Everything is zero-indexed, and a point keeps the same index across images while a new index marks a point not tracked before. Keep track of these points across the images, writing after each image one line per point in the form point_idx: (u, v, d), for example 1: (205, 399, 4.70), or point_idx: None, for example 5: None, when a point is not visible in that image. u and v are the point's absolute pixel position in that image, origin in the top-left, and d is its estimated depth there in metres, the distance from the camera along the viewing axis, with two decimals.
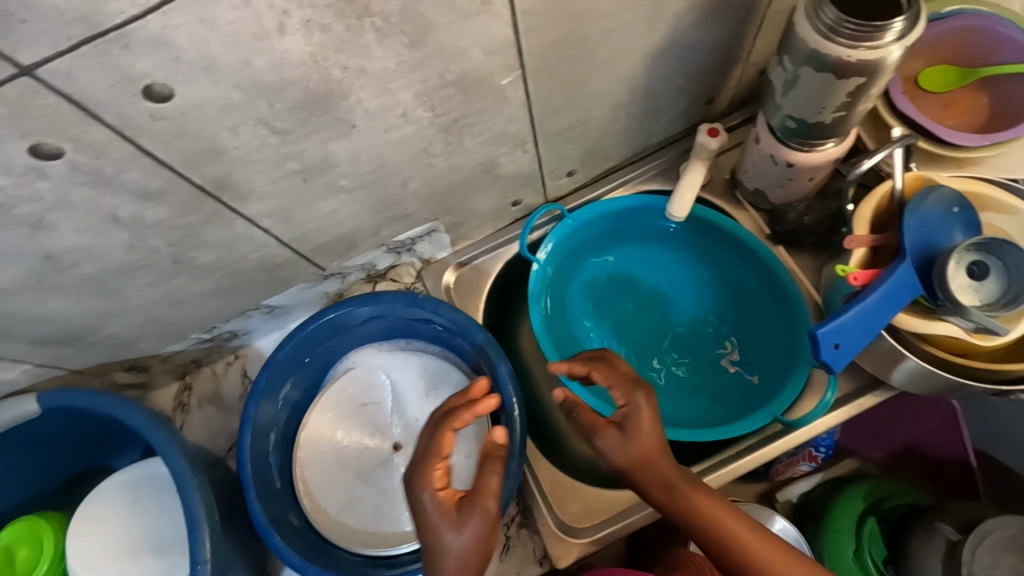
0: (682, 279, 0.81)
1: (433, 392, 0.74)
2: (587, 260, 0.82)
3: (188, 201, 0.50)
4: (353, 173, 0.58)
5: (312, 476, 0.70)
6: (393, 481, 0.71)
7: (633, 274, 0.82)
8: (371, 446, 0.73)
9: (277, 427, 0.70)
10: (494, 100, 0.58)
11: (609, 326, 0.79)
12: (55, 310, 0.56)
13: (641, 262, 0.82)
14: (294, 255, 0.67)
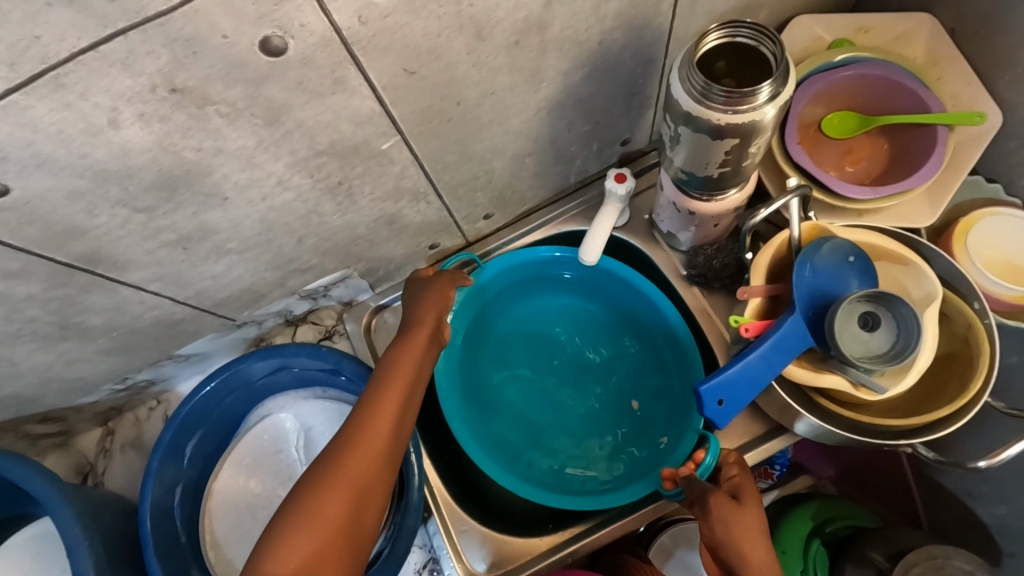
0: (591, 335, 0.82)
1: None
2: (500, 314, 0.82)
3: (58, 275, 0.51)
4: (239, 237, 0.58)
5: (219, 528, 0.73)
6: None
7: (546, 327, 0.82)
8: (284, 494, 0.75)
9: (184, 480, 0.71)
10: (378, 163, 0.58)
11: (519, 382, 0.80)
12: None
13: (553, 316, 0.83)
14: (196, 310, 0.67)
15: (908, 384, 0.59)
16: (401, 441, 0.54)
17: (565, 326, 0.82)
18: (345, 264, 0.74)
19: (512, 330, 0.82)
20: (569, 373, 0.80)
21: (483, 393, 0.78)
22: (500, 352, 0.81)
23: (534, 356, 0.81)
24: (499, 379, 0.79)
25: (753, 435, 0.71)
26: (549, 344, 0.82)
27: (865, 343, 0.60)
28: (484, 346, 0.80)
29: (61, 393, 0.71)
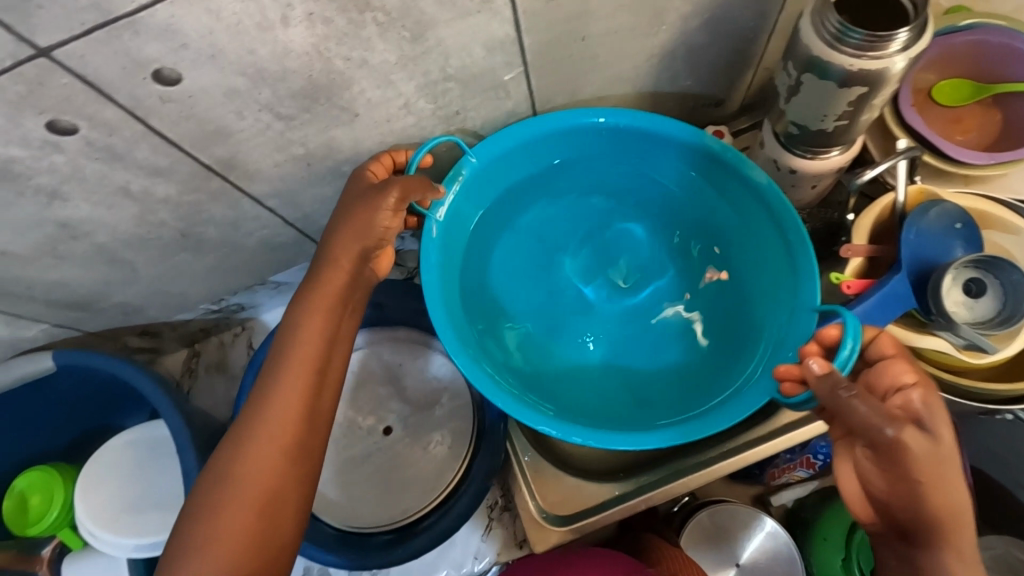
0: (611, 252, 0.69)
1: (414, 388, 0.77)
2: (494, 226, 0.68)
3: (194, 178, 0.53)
4: (356, 159, 0.60)
5: None
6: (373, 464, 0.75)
7: (550, 241, 0.69)
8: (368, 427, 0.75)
9: None
10: (495, 95, 0.59)
11: (515, 311, 0.66)
12: (69, 276, 0.60)
13: (558, 228, 0.69)
14: (298, 235, 0.69)
15: (1013, 350, 0.58)
16: (314, 437, 0.51)
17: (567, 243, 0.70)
18: None
19: (505, 245, 0.68)
20: (578, 303, 0.67)
21: (478, 314, 0.64)
22: (490, 275, 0.67)
23: (533, 274, 0.68)
24: (489, 302, 0.66)
25: None
26: (556, 268, 0.69)
27: (970, 308, 0.60)
28: (474, 266, 0.66)
29: (163, 308, 0.74)
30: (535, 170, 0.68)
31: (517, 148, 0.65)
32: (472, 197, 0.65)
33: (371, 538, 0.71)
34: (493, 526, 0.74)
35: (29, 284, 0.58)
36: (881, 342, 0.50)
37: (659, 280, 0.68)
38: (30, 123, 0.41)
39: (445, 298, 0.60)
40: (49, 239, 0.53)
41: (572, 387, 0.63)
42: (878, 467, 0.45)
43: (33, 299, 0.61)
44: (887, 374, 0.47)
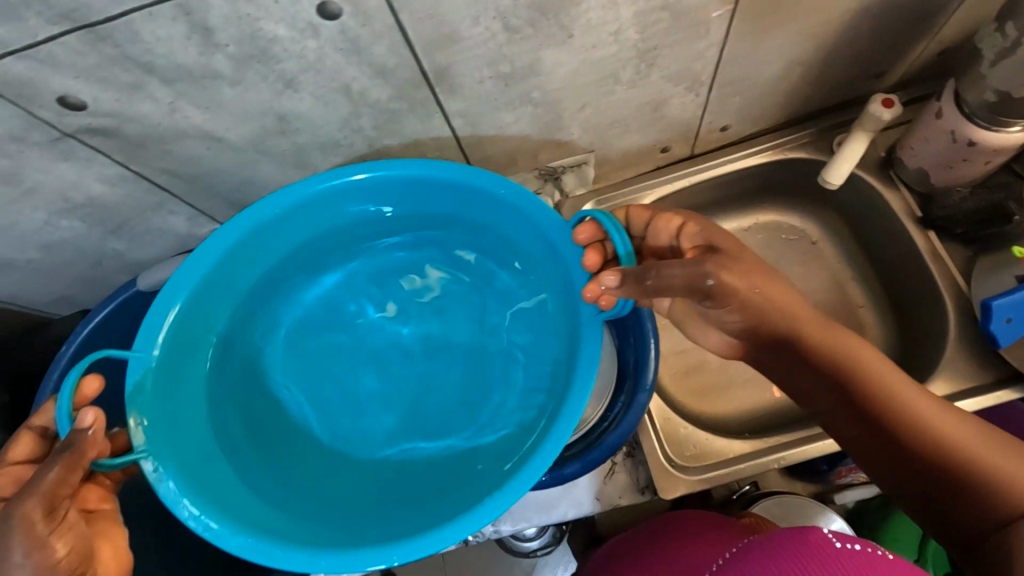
0: (368, 307, 0.71)
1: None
2: (253, 328, 0.68)
3: (407, 84, 0.54)
4: (547, 86, 0.60)
5: None
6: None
7: (310, 371, 0.69)
8: None
9: None
10: (695, 33, 0.59)
11: (280, 413, 0.67)
12: (259, 174, 0.62)
13: (321, 321, 0.71)
14: (463, 162, 0.70)
15: None
16: None
17: (348, 309, 0.72)
18: (593, 147, 0.76)
19: (231, 335, 0.66)
20: (356, 346, 0.70)
21: (280, 471, 0.63)
22: (249, 366, 0.67)
23: (313, 381, 0.69)
24: (211, 433, 0.61)
25: (977, 381, 0.71)
26: (332, 342, 0.70)
27: None
28: (229, 345, 0.66)
29: None
30: (289, 243, 0.67)
31: (270, 223, 0.62)
32: (206, 306, 0.62)
33: None
34: (617, 471, 0.74)
35: (224, 177, 0.61)
36: (659, 223, 0.57)
37: (434, 366, 0.69)
38: (305, 2, 0.42)
39: (173, 455, 0.55)
40: (262, 132, 0.55)
41: (301, 499, 0.61)
42: (884, 378, 0.52)
43: (219, 195, 0.64)
44: (661, 233, 0.57)
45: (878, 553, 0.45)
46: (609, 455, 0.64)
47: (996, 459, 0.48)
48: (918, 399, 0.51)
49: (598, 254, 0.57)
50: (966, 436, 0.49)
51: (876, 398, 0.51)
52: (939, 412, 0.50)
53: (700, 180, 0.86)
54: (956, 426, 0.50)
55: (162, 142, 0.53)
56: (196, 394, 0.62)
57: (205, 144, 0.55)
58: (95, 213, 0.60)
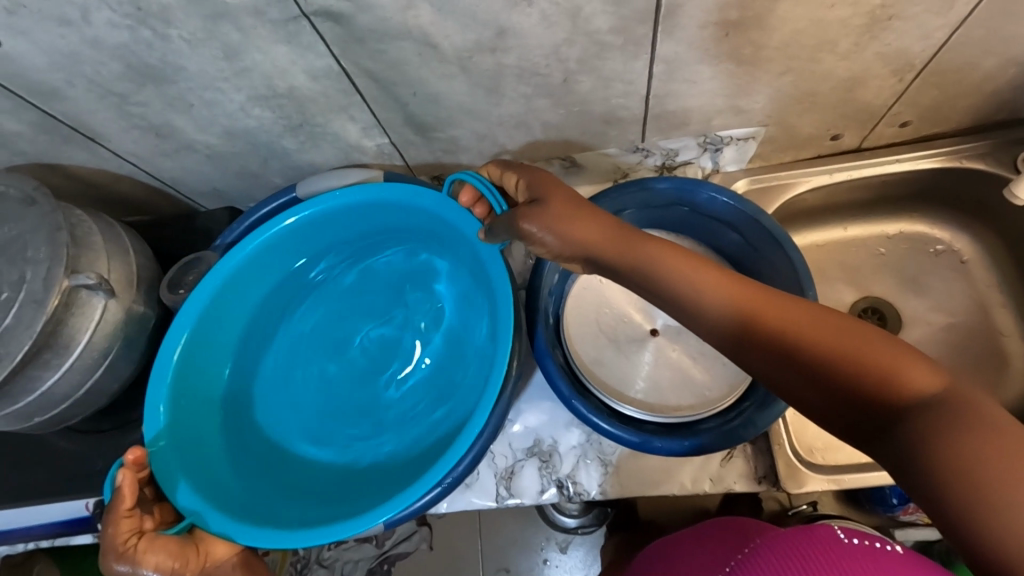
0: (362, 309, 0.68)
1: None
2: (245, 372, 0.66)
3: (635, 17, 0.52)
4: (763, 42, 0.58)
5: (575, 328, 0.75)
6: (639, 358, 0.74)
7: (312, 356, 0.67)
8: (636, 322, 0.76)
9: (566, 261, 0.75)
10: (937, 7, 0.55)
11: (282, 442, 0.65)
12: (449, 92, 0.61)
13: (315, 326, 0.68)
14: (638, 114, 0.68)
15: None
16: None
17: (327, 299, 0.68)
18: (767, 121, 0.73)
19: (237, 386, 0.66)
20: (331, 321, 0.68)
21: (297, 478, 0.63)
22: (251, 418, 0.65)
23: (298, 393, 0.66)
24: (247, 470, 0.62)
25: None
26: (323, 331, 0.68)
27: None
28: (229, 393, 0.65)
29: (472, 156, 0.75)
30: (251, 292, 0.66)
31: (230, 277, 0.63)
32: (201, 346, 0.62)
33: (642, 425, 0.69)
34: (734, 456, 0.72)
35: (415, 90, 0.60)
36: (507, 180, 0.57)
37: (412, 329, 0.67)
38: None
39: (206, 493, 0.56)
40: (476, 45, 0.54)
41: (327, 489, 0.61)
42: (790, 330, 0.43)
43: (402, 108, 0.63)
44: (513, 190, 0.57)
45: (887, 548, 0.45)
46: (752, 433, 0.62)
47: (874, 351, 0.40)
48: (814, 327, 0.43)
49: (486, 207, 0.59)
50: (877, 348, 0.40)
51: (798, 337, 0.43)
52: (847, 331, 0.42)
53: (860, 176, 0.82)
54: (874, 350, 0.40)
55: (381, 40, 0.52)
56: (220, 438, 0.62)
57: (418, 50, 0.54)
58: (287, 105, 0.60)
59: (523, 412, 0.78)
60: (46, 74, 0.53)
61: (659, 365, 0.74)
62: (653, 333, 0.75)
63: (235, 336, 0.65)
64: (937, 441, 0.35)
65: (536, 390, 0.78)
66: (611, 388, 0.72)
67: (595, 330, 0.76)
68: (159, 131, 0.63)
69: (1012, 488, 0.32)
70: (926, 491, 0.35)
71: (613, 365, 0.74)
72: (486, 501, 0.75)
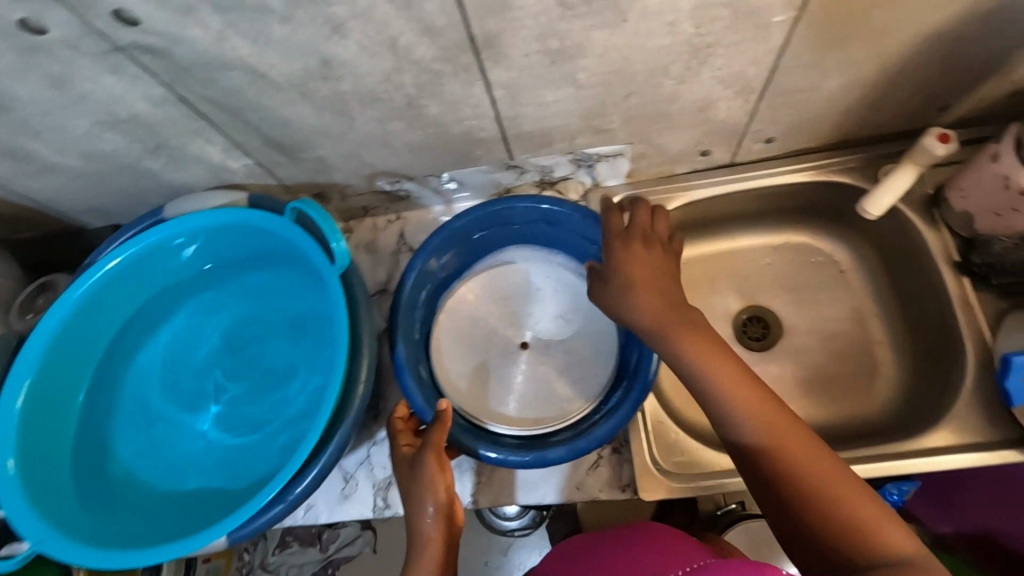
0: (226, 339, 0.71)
1: (564, 311, 0.78)
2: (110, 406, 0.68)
3: (454, 47, 0.54)
4: (594, 69, 0.59)
5: (445, 340, 0.76)
6: (512, 372, 0.76)
7: (176, 381, 0.70)
8: (507, 335, 0.77)
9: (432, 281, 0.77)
10: (754, 35, 0.57)
11: (141, 468, 0.67)
12: (296, 116, 0.62)
13: (180, 358, 0.71)
14: (497, 134, 0.70)
15: None
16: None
17: (199, 324, 0.72)
18: (632, 139, 0.75)
19: (93, 414, 0.67)
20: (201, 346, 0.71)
21: (157, 506, 0.64)
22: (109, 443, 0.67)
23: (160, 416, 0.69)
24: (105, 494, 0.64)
25: (980, 437, 0.69)
26: (188, 356, 0.71)
27: None
28: (88, 420, 0.67)
29: (346, 175, 0.76)
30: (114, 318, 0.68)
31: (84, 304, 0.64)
32: (55, 375, 0.64)
33: (500, 438, 0.72)
34: (601, 464, 0.75)
35: (261, 114, 0.61)
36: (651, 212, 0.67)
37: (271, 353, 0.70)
38: None
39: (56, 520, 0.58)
40: (305, 73, 0.56)
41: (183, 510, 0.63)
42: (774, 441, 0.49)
43: (255, 131, 0.64)
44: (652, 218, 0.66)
45: None
46: (594, 447, 0.65)
47: (850, 499, 0.45)
48: (809, 453, 0.48)
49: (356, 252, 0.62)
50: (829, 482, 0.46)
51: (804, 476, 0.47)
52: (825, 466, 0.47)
53: (735, 190, 0.84)
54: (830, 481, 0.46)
55: (207, 69, 0.54)
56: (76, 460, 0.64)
57: (248, 78, 0.55)
58: (136, 130, 0.62)
59: None
60: None
61: (530, 379, 0.75)
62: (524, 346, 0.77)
63: (98, 363, 0.68)
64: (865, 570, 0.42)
65: None
66: (478, 406, 0.73)
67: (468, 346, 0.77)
68: (15, 155, 0.64)
69: None
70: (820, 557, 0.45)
71: (486, 381, 0.75)
72: (364, 512, 0.77)
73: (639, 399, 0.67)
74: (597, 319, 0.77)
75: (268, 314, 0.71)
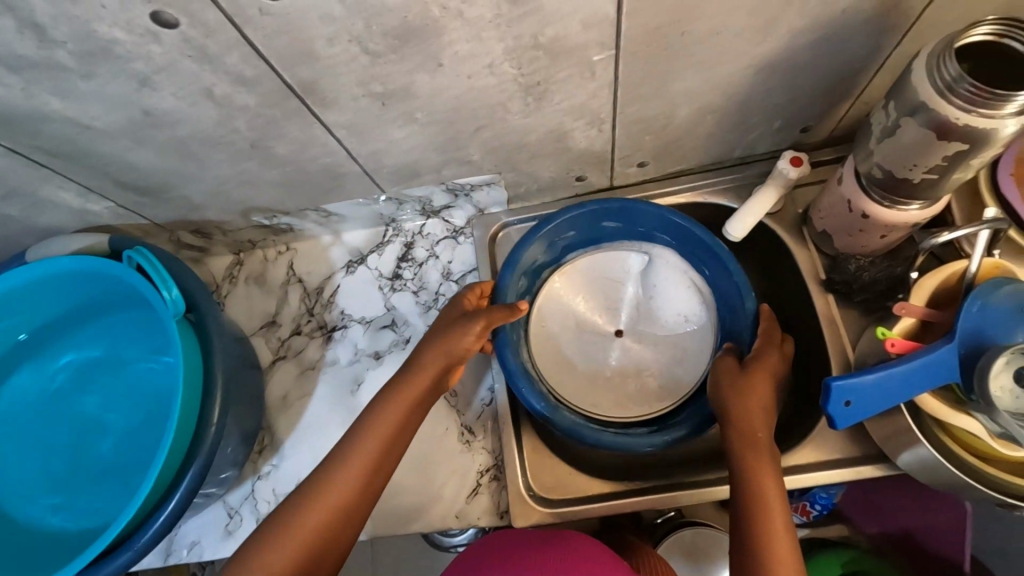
0: (73, 380, 0.70)
1: (692, 311, 0.78)
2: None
3: (275, 94, 0.54)
4: (430, 108, 0.60)
5: (541, 306, 0.79)
6: (603, 355, 0.78)
7: (33, 427, 0.69)
8: (602, 320, 0.79)
9: (562, 237, 0.80)
10: (581, 72, 0.58)
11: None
12: (140, 161, 0.62)
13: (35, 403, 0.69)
14: (359, 169, 0.71)
15: None
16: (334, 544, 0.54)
17: (55, 368, 0.70)
18: (500, 168, 0.76)
19: None
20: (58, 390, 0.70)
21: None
22: None
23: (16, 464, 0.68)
24: None
25: (844, 454, 0.70)
26: (46, 401, 0.70)
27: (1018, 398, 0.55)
28: None
29: (219, 212, 0.76)
30: None
31: None
32: None
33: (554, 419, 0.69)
34: (480, 492, 0.75)
35: (103, 161, 0.62)
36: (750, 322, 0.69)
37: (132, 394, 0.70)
38: (137, 10, 0.43)
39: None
40: (132, 123, 0.56)
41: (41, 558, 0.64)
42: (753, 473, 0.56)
43: (105, 176, 0.64)
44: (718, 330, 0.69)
45: None
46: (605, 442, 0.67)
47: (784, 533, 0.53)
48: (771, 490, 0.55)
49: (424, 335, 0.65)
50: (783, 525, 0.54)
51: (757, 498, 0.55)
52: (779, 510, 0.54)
53: None
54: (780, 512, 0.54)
55: (28, 123, 0.54)
56: None
57: (74, 129, 0.55)
58: None
59: (287, 457, 0.80)
60: None
61: (619, 367, 0.77)
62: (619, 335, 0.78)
63: None
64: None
65: (304, 436, 0.81)
66: (549, 369, 0.76)
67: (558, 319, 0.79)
68: None
69: None
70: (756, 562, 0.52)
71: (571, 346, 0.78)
72: None
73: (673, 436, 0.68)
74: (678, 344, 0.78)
75: (127, 354, 0.71)
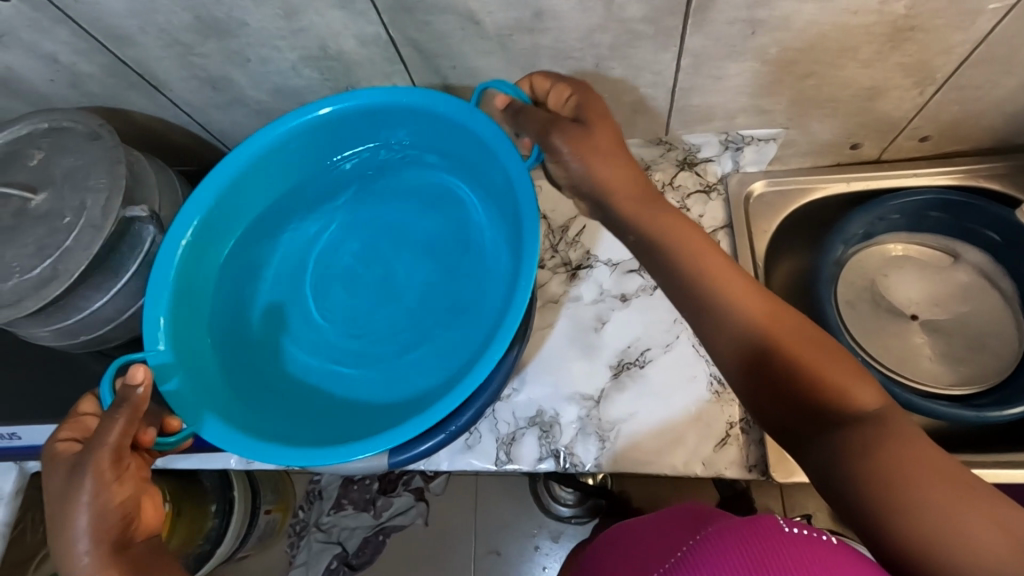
0: (359, 240, 0.75)
1: (944, 297, 0.84)
2: (241, 297, 0.72)
3: (668, 8, 0.56)
4: (788, 43, 0.61)
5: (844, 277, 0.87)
6: (896, 333, 0.83)
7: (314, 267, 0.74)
8: (899, 302, 0.85)
9: (885, 223, 0.85)
10: (959, 22, 0.58)
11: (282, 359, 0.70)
12: (486, 68, 0.65)
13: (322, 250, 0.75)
14: (664, 106, 0.72)
15: None
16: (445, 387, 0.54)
17: (345, 220, 0.76)
18: (788, 124, 0.76)
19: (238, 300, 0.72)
20: (341, 241, 0.75)
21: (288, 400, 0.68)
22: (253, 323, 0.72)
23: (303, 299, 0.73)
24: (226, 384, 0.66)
25: None
26: (336, 247, 0.75)
27: None
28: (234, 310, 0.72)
29: None
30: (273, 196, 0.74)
31: (245, 181, 0.69)
32: (215, 229, 0.69)
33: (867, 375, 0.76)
34: (728, 444, 0.74)
35: (454, 63, 0.64)
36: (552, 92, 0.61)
37: (419, 256, 0.73)
38: None
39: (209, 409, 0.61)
40: (516, 23, 0.58)
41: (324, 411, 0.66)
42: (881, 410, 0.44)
43: (441, 79, 0.67)
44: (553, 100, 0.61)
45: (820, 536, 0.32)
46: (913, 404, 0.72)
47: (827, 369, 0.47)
48: (803, 346, 0.49)
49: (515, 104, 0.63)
50: (931, 483, 0.37)
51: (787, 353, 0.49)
52: (932, 458, 0.38)
53: (876, 187, 0.84)
54: (809, 351, 0.48)
55: (430, 11, 0.56)
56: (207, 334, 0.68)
57: (462, 23, 0.58)
58: (335, 68, 0.65)
59: (527, 382, 0.82)
60: (123, 20, 0.59)
61: (909, 344, 0.83)
62: (913, 319, 0.84)
63: (249, 240, 0.73)
64: (862, 456, 0.40)
65: (545, 365, 0.82)
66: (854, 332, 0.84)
67: (852, 275, 0.87)
68: (215, 83, 0.68)
69: (917, 499, 0.37)
70: (833, 499, 0.41)
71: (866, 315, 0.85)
72: (485, 464, 0.79)
73: (972, 415, 0.71)
74: (960, 326, 0.83)
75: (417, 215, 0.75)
